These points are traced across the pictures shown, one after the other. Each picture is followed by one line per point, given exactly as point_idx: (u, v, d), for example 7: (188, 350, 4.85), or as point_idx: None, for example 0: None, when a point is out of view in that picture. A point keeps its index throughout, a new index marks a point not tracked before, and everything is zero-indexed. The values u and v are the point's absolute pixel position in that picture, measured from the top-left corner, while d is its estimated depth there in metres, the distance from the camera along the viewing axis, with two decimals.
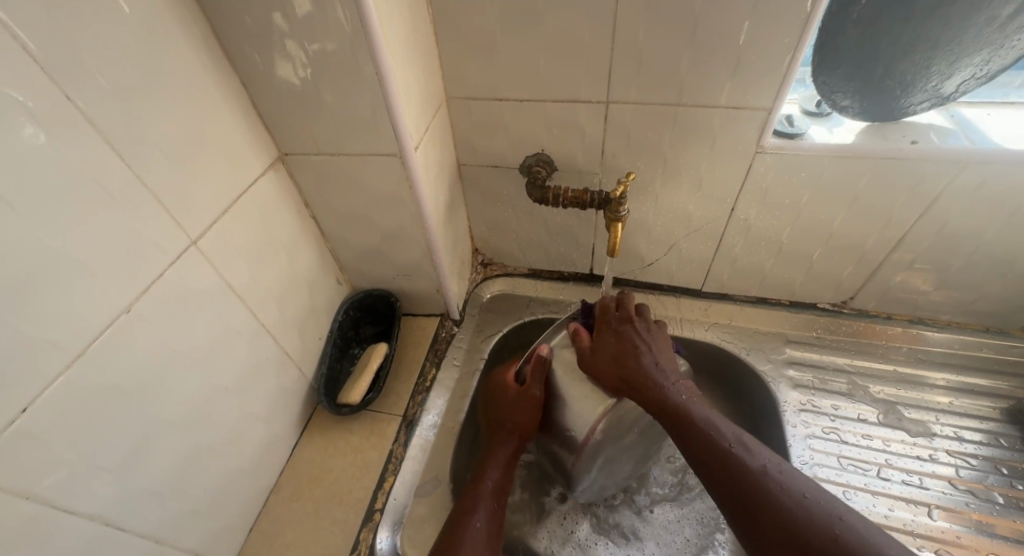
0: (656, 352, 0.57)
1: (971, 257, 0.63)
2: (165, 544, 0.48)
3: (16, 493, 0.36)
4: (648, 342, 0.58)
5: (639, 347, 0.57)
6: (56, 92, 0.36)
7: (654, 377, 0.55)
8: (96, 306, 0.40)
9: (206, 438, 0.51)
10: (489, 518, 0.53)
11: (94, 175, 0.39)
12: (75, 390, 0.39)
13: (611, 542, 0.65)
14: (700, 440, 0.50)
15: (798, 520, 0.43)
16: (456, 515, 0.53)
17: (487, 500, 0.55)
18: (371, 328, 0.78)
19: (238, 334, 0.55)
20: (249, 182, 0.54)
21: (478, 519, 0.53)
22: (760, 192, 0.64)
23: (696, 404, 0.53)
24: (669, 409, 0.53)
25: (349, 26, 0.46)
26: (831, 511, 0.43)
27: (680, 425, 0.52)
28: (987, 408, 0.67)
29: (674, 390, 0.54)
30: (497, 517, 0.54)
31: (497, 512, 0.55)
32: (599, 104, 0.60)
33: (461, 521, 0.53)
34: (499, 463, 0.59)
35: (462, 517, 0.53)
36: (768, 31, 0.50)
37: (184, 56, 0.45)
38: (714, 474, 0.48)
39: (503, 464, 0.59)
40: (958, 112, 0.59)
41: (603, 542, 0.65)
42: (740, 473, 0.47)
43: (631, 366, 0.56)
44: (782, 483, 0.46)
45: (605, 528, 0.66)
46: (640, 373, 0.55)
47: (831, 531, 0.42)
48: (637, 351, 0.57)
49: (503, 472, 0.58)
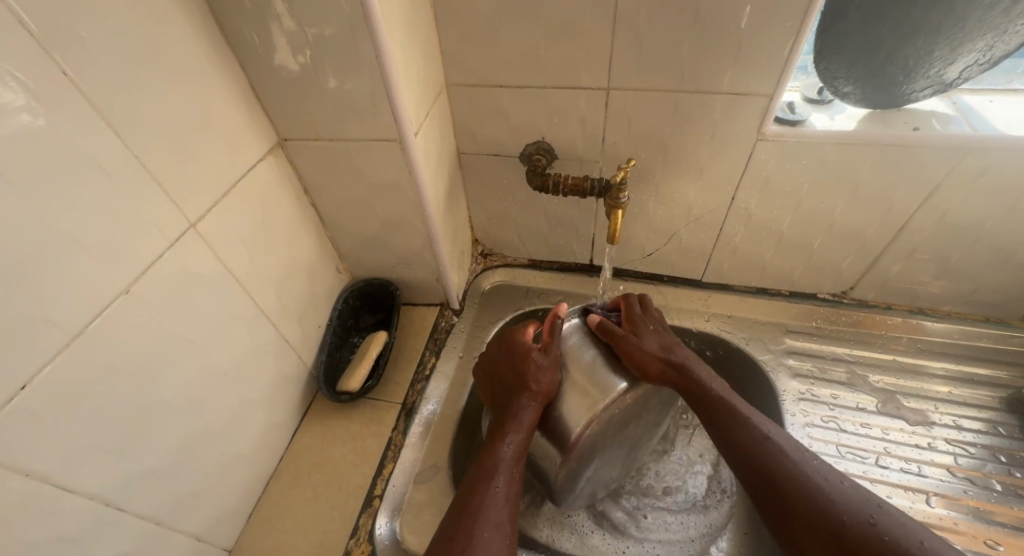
0: (680, 347, 0.59)
1: (972, 247, 0.63)
2: (164, 526, 0.48)
3: (16, 471, 0.36)
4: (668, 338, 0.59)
5: (669, 343, 0.58)
6: (56, 71, 0.36)
7: (690, 369, 0.56)
8: (95, 287, 0.40)
9: (205, 423, 0.51)
10: (509, 482, 0.52)
11: (94, 155, 0.39)
12: (75, 369, 0.39)
13: (613, 534, 0.65)
14: (746, 428, 0.51)
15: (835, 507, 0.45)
16: (475, 481, 0.51)
17: (508, 465, 0.53)
18: (371, 317, 0.78)
19: (239, 320, 0.55)
20: (248, 167, 0.54)
21: (498, 483, 0.51)
22: (761, 181, 0.63)
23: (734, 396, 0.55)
24: (709, 399, 0.54)
25: (350, 9, 0.45)
26: (867, 497, 0.46)
27: (721, 416, 0.53)
28: (986, 397, 0.67)
29: (708, 378, 0.56)
30: (515, 483, 0.53)
31: (516, 477, 0.53)
32: (600, 90, 0.60)
33: (481, 488, 0.50)
34: (522, 426, 0.55)
35: (484, 484, 0.51)
36: (771, 16, 0.50)
37: (183, 38, 0.45)
38: (753, 466, 0.50)
39: (527, 428, 0.55)
40: (961, 99, 0.59)
41: (605, 534, 0.65)
42: (779, 465, 0.49)
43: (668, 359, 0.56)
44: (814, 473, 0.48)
45: (607, 521, 0.66)
46: (676, 366, 0.56)
47: (872, 522, 0.44)
48: (666, 345, 0.58)
49: (526, 435, 0.55)
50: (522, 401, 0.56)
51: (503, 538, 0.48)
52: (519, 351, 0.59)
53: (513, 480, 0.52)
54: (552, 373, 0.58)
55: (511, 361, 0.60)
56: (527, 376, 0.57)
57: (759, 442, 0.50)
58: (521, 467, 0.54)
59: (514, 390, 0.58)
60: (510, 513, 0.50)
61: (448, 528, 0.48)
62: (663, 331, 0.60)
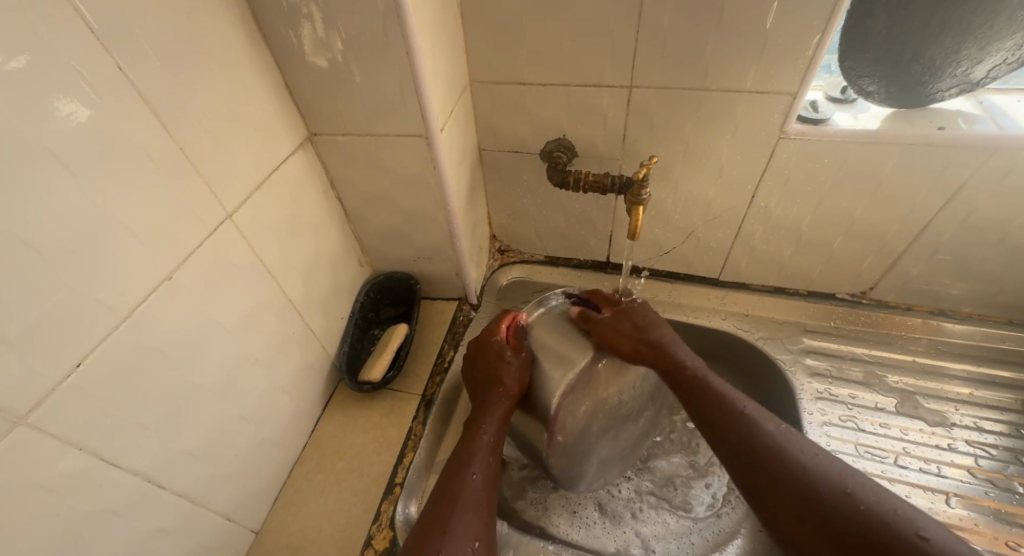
0: (665, 330, 0.61)
1: (996, 248, 0.63)
2: (199, 505, 0.50)
3: (70, 444, 0.38)
4: (656, 320, 0.62)
5: (647, 334, 0.60)
6: (113, 66, 0.38)
7: (674, 347, 0.59)
8: (143, 271, 0.42)
9: (237, 406, 0.53)
10: (484, 470, 0.53)
11: (143, 145, 0.41)
12: (122, 349, 0.41)
13: (615, 526, 0.65)
14: (718, 404, 0.53)
15: (806, 472, 0.46)
16: (453, 467, 0.53)
17: (483, 455, 0.54)
18: (392, 309, 0.79)
19: (270, 308, 0.56)
20: (281, 161, 0.56)
21: (474, 471, 0.52)
22: (782, 178, 0.64)
23: (712, 375, 0.57)
24: (688, 377, 0.56)
25: (382, 5, 0.46)
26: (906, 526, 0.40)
27: (702, 396, 0.54)
28: (1008, 400, 0.66)
29: (688, 359, 0.58)
30: (492, 471, 0.54)
31: (494, 466, 0.54)
32: (622, 88, 0.61)
33: (458, 473, 0.52)
34: (494, 418, 0.57)
35: (465, 468, 0.52)
36: (798, 14, 0.50)
37: (223, 32, 0.46)
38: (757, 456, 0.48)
39: (498, 420, 0.57)
40: (990, 99, 0.57)
41: (608, 525, 0.64)
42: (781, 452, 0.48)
43: (660, 348, 0.59)
44: (812, 469, 0.46)
45: (611, 514, 0.66)
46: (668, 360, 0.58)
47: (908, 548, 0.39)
48: (655, 335, 0.60)
49: (500, 427, 0.57)
50: (492, 396, 0.59)
51: (482, 519, 0.49)
52: (491, 354, 0.61)
53: (488, 468, 0.53)
54: (522, 382, 0.60)
55: (484, 364, 0.62)
56: (499, 376, 0.59)
57: (765, 444, 0.48)
58: (497, 458, 0.55)
59: (485, 387, 0.60)
60: (485, 496, 0.51)
61: (432, 508, 0.49)
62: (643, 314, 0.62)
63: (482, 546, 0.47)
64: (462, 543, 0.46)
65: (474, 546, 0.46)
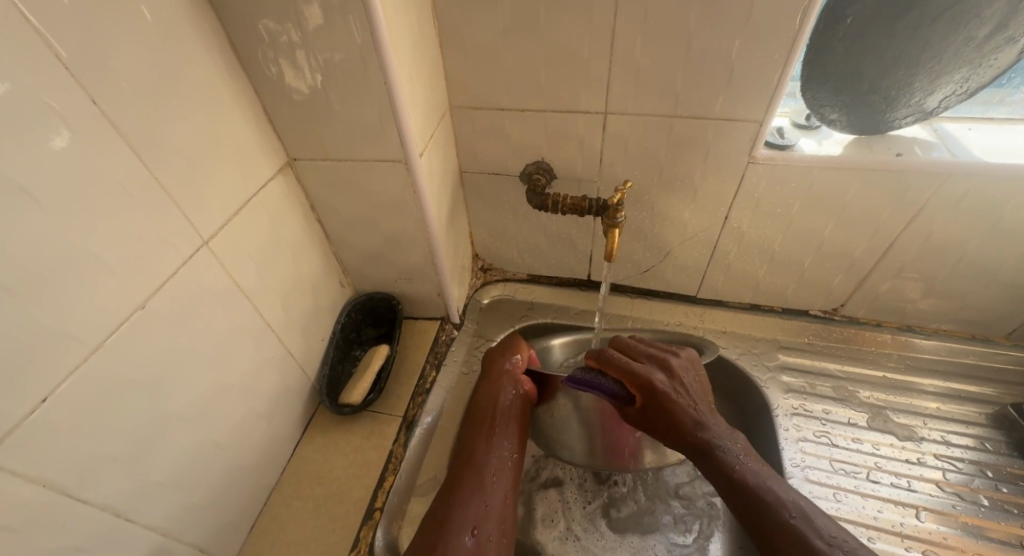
0: (709, 415, 0.55)
1: (957, 266, 0.65)
2: (170, 538, 0.49)
3: (35, 481, 0.37)
4: (695, 399, 0.56)
5: (658, 410, 0.55)
6: (84, 97, 0.38)
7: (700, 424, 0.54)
8: (115, 301, 0.42)
9: (212, 434, 0.53)
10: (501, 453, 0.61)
11: (117, 176, 0.41)
12: (92, 382, 0.40)
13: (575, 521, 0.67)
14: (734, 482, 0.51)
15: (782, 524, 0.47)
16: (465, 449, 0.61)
17: (498, 451, 0.61)
18: (373, 330, 0.79)
19: (247, 333, 0.56)
20: (260, 185, 0.56)
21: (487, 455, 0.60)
22: (753, 200, 0.66)
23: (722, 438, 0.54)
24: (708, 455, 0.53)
25: (360, 38, 0.48)
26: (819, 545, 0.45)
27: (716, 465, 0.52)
28: (974, 413, 0.68)
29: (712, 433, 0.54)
30: (505, 462, 0.60)
31: (507, 456, 0.61)
32: (597, 114, 0.62)
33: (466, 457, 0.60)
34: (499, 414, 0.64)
35: (479, 460, 0.59)
36: (759, 45, 0.52)
37: (200, 62, 0.47)
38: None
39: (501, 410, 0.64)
40: (942, 127, 0.61)
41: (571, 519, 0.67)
42: (792, 554, 0.46)
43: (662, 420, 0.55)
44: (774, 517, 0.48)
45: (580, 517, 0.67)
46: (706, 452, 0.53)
47: None
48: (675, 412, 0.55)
49: (505, 426, 0.63)
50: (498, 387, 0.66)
51: (480, 497, 0.55)
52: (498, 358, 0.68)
53: (489, 449, 0.60)
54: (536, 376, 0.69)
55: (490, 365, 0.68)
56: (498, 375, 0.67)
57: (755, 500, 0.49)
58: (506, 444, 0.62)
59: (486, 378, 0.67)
60: (499, 476, 0.58)
61: (442, 504, 0.55)
62: (667, 395, 0.55)
63: (480, 532, 0.53)
64: (462, 523, 0.52)
65: (470, 533, 0.52)
